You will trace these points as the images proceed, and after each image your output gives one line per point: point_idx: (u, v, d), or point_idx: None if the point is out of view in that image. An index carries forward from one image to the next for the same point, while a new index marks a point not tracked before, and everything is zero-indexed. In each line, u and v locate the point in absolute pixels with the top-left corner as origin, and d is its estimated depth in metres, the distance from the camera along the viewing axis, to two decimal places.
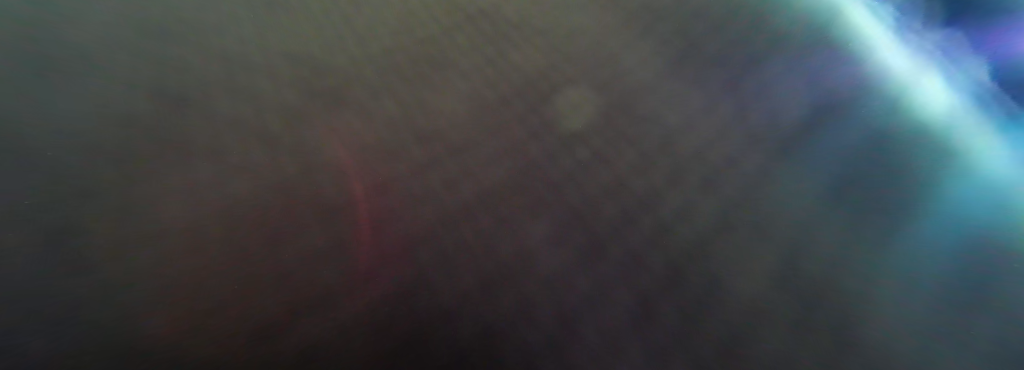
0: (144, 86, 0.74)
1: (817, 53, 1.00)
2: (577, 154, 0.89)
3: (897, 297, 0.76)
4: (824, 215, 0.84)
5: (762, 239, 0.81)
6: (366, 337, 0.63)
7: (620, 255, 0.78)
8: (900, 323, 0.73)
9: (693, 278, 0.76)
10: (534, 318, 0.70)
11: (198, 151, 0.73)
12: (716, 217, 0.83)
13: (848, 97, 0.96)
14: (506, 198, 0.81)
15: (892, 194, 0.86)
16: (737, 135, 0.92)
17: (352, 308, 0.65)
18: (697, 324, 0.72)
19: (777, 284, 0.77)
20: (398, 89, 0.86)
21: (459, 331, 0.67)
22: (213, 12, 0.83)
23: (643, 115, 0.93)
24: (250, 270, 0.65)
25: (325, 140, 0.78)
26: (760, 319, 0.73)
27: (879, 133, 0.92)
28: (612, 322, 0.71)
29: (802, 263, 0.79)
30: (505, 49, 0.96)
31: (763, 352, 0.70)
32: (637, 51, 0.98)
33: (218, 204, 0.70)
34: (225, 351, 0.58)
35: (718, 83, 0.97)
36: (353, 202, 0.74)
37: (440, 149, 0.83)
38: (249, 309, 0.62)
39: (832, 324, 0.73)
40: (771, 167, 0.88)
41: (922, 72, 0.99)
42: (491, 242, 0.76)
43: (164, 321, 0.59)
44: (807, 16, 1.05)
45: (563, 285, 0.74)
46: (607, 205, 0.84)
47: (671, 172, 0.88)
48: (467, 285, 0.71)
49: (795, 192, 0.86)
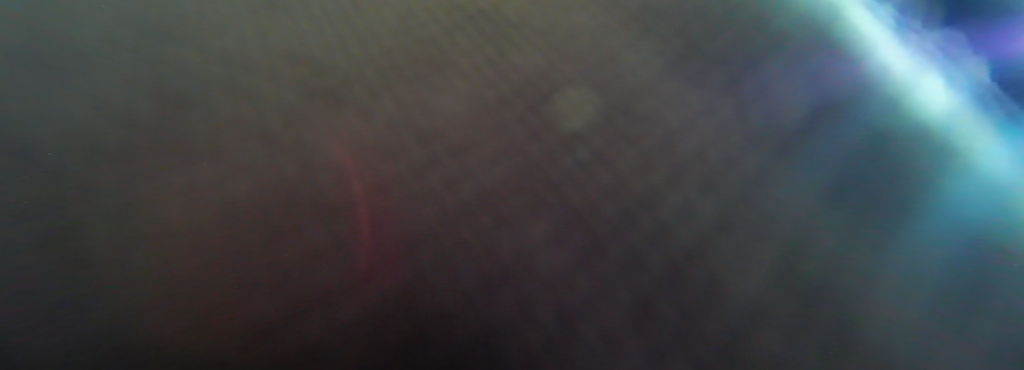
0: (144, 86, 0.73)
1: (814, 54, 0.95)
2: (577, 153, 0.84)
3: (893, 296, 0.69)
4: (833, 213, 0.77)
5: (774, 240, 0.74)
6: (365, 337, 0.60)
7: (620, 255, 0.73)
8: (899, 322, 0.66)
9: (694, 281, 0.70)
10: (540, 323, 0.65)
11: (198, 155, 0.70)
12: (718, 217, 0.77)
13: (847, 96, 0.89)
14: (506, 198, 0.77)
15: (892, 193, 0.79)
16: (738, 134, 0.86)
17: (352, 308, 0.62)
18: (697, 325, 0.66)
19: (778, 285, 0.70)
20: (400, 91, 0.84)
21: (459, 333, 0.62)
22: (213, 12, 0.82)
23: (644, 115, 0.88)
24: (246, 268, 0.62)
25: (321, 141, 0.75)
26: (770, 319, 0.67)
27: (877, 130, 0.85)
28: (612, 322, 0.66)
29: (804, 263, 0.72)
30: (505, 49, 0.94)
31: (775, 358, 0.63)
32: (638, 53, 0.95)
33: (215, 199, 0.67)
34: (220, 350, 0.56)
35: (719, 82, 0.92)
36: (353, 201, 0.70)
37: (440, 149, 0.80)
38: (246, 308, 0.59)
39: (835, 323, 0.66)
40: (771, 166, 0.82)
41: (920, 72, 0.93)
42: (493, 244, 0.71)
43: (162, 320, 0.57)
44: (807, 17, 1.00)
45: (563, 285, 0.69)
46: (607, 207, 0.78)
47: (671, 173, 0.82)
48: (468, 286, 0.67)
49: (800, 190, 0.79)
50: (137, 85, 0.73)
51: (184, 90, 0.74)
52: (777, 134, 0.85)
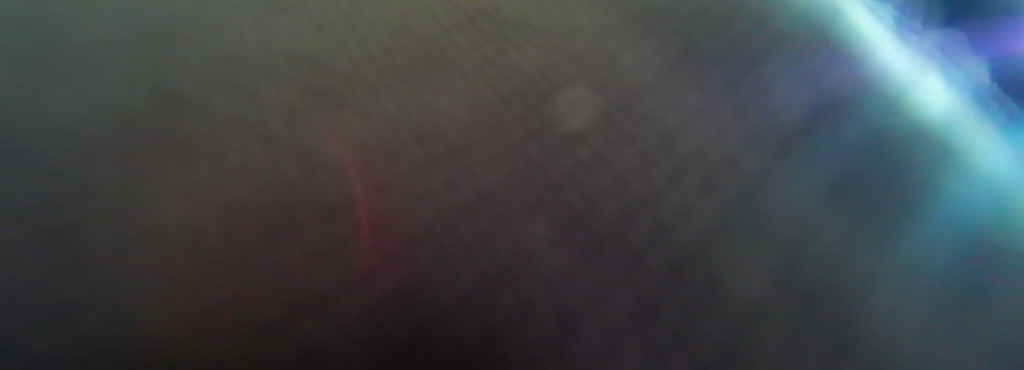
0: (145, 86, 0.73)
1: (814, 54, 0.95)
2: (577, 153, 0.84)
3: (893, 297, 0.69)
4: (832, 212, 0.77)
5: (774, 240, 0.74)
6: (365, 338, 0.60)
7: (620, 255, 0.73)
8: (898, 321, 0.66)
9: (694, 281, 0.70)
10: (539, 323, 0.65)
11: (198, 154, 0.69)
12: (718, 217, 0.77)
13: (847, 97, 0.89)
14: (506, 198, 0.77)
15: (892, 193, 0.79)
16: (737, 134, 0.86)
17: (352, 308, 0.62)
18: (696, 325, 0.66)
19: (778, 285, 0.70)
20: (400, 91, 0.84)
21: (460, 333, 0.62)
22: (212, 13, 0.82)
23: (644, 115, 0.88)
24: (246, 268, 0.63)
25: (322, 141, 0.75)
26: (769, 319, 0.67)
27: (876, 131, 0.85)
28: (611, 322, 0.66)
29: (803, 263, 0.72)
30: (505, 49, 0.94)
31: (774, 358, 0.64)
32: (638, 52, 0.95)
33: (215, 199, 0.67)
34: (221, 349, 0.56)
35: (719, 82, 0.92)
36: (353, 202, 0.70)
37: (440, 150, 0.80)
38: (247, 308, 0.60)
39: (834, 323, 0.66)
40: (771, 166, 0.82)
41: (920, 72, 0.93)
42: (493, 244, 0.71)
43: (163, 320, 0.57)
44: (807, 17, 1.00)
45: (563, 285, 0.69)
46: (607, 207, 0.78)
47: (671, 173, 0.82)
48: (468, 286, 0.67)
49: (800, 189, 0.79)
50: (137, 84, 0.73)
51: (184, 90, 0.74)
52: (777, 134, 0.85)
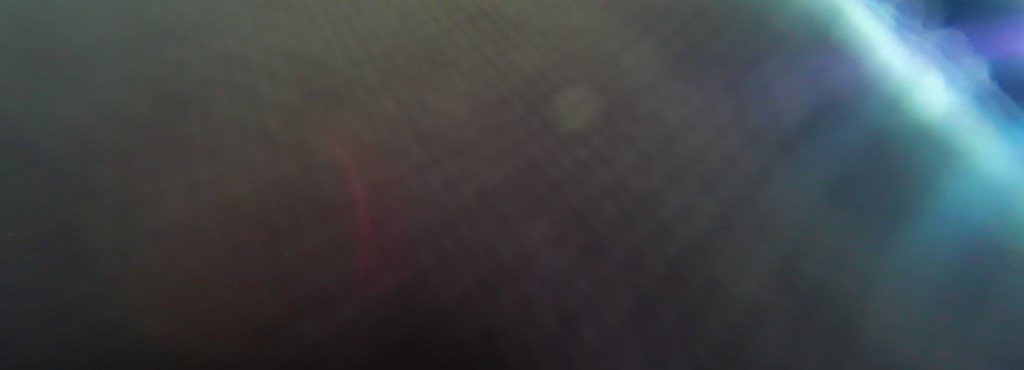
0: (144, 86, 0.73)
1: (813, 55, 0.95)
2: (577, 153, 0.84)
3: (892, 296, 0.69)
4: (832, 213, 0.77)
5: (775, 240, 0.74)
6: (365, 338, 0.59)
7: (619, 254, 0.73)
8: (898, 320, 0.66)
9: (693, 280, 0.70)
10: (539, 323, 0.65)
11: (198, 154, 0.70)
12: (717, 217, 0.77)
13: (846, 97, 0.89)
14: (506, 198, 0.77)
15: (892, 193, 0.79)
16: (736, 134, 0.86)
17: (351, 308, 0.61)
18: (695, 324, 0.66)
19: (777, 284, 0.70)
20: (399, 91, 0.84)
21: (458, 334, 0.62)
22: (213, 14, 0.83)
23: (644, 115, 0.88)
24: (246, 267, 0.63)
25: (322, 140, 0.75)
26: (769, 319, 0.67)
27: (873, 131, 0.85)
28: (612, 322, 0.66)
29: (802, 264, 0.72)
30: (505, 49, 0.94)
31: (774, 358, 0.63)
32: (637, 52, 0.95)
33: (215, 199, 0.67)
34: (218, 350, 0.56)
35: (718, 83, 0.92)
36: (353, 202, 0.70)
37: (440, 150, 0.80)
38: (245, 307, 0.59)
39: (833, 321, 0.66)
40: (771, 167, 0.82)
41: (918, 73, 0.93)
42: (493, 244, 0.72)
43: (160, 319, 0.57)
44: (807, 20, 1.00)
45: (563, 284, 0.69)
46: (606, 206, 0.78)
47: (671, 173, 0.82)
48: (468, 286, 0.67)
49: (800, 190, 0.79)
50: (139, 85, 0.73)
51: (184, 90, 0.75)
52: (776, 135, 0.86)
